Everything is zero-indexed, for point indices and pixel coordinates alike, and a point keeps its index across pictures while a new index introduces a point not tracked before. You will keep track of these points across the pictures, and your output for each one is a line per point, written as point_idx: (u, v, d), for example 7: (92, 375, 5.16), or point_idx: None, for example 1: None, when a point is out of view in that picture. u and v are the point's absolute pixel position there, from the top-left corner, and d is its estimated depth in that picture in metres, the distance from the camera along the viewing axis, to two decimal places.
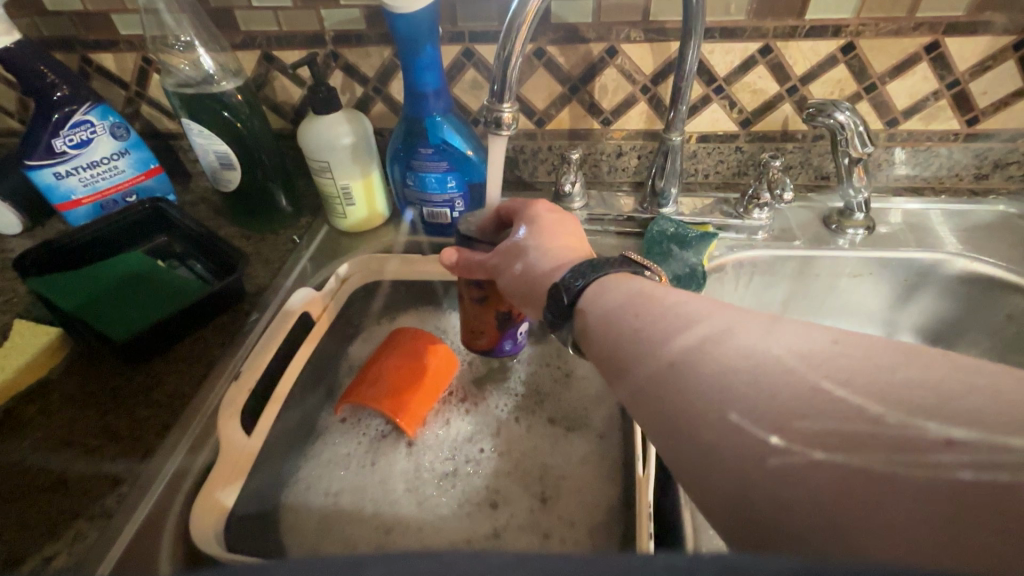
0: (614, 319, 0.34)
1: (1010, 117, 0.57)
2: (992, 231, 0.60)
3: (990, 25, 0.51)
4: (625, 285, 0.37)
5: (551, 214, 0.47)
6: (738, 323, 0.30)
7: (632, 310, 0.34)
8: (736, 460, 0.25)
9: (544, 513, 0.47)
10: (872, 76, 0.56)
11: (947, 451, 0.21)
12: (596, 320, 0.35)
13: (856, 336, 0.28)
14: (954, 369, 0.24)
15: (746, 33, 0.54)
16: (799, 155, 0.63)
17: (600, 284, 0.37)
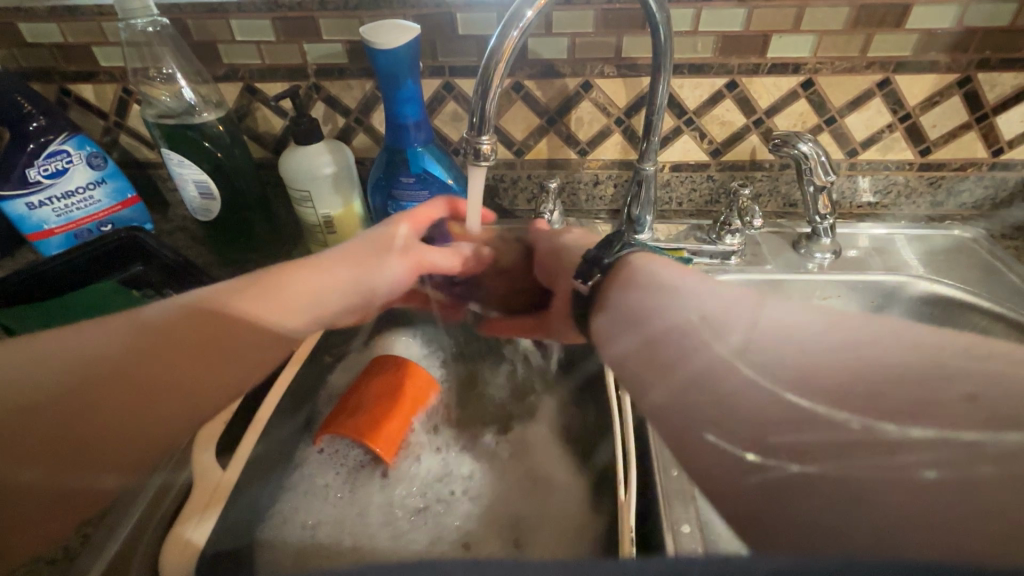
0: (627, 300, 0.37)
1: (959, 148, 0.61)
2: (948, 255, 0.63)
3: (935, 64, 0.55)
4: (643, 267, 0.38)
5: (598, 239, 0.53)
6: (742, 310, 0.33)
7: (646, 290, 0.36)
8: (721, 477, 0.27)
9: (529, 543, 0.46)
10: (831, 109, 0.59)
11: (911, 450, 0.24)
12: (612, 301, 0.38)
13: (836, 325, 0.30)
14: (909, 365, 0.26)
15: (713, 70, 0.57)
16: (767, 184, 0.65)
17: (614, 270, 0.39)
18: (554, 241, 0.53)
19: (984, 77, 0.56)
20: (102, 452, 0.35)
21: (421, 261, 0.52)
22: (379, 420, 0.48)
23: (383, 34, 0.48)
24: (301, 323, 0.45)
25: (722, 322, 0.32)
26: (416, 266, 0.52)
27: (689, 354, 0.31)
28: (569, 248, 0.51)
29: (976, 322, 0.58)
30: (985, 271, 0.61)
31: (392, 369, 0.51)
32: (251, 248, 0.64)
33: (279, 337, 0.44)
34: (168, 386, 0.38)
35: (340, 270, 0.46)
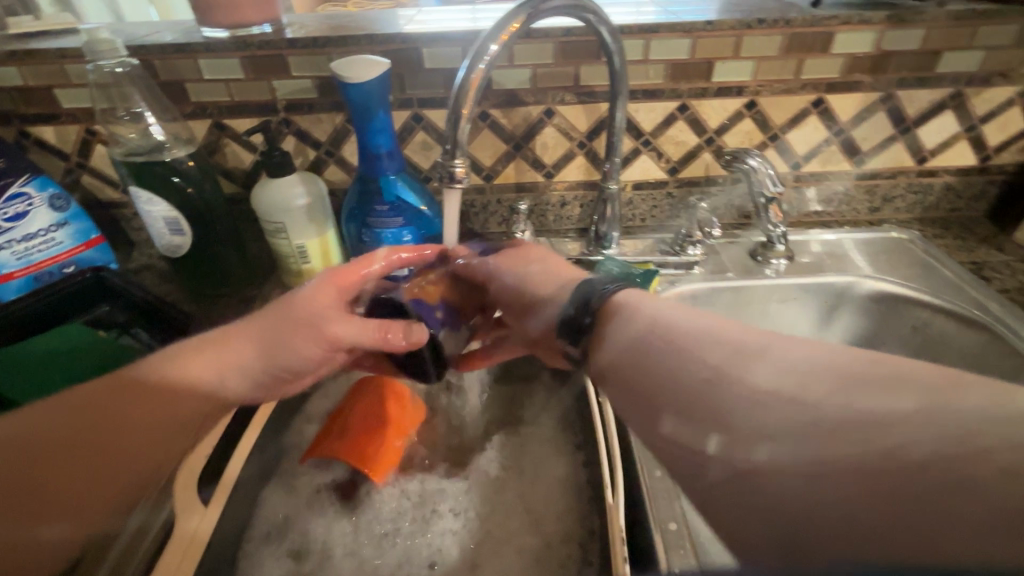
0: (631, 338, 0.38)
1: (889, 158, 0.67)
2: (890, 255, 0.68)
3: (860, 84, 0.61)
4: (644, 308, 0.39)
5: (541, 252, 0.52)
6: (745, 346, 0.33)
7: (649, 330, 0.37)
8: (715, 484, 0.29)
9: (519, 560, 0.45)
10: (773, 127, 0.64)
11: (900, 438, 0.24)
12: (616, 333, 0.39)
13: (841, 362, 0.30)
14: (897, 392, 0.27)
15: (665, 94, 0.61)
16: (722, 198, 0.70)
17: (620, 314, 0.40)
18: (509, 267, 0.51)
19: (903, 95, 0.62)
20: (82, 501, 0.36)
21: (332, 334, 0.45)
22: (364, 444, 0.48)
23: (354, 70, 0.50)
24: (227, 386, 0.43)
25: (709, 344, 0.34)
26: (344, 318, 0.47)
27: (699, 386, 0.32)
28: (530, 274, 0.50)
29: (916, 314, 0.62)
30: (923, 267, 0.66)
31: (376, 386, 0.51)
32: (223, 283, 0.64)
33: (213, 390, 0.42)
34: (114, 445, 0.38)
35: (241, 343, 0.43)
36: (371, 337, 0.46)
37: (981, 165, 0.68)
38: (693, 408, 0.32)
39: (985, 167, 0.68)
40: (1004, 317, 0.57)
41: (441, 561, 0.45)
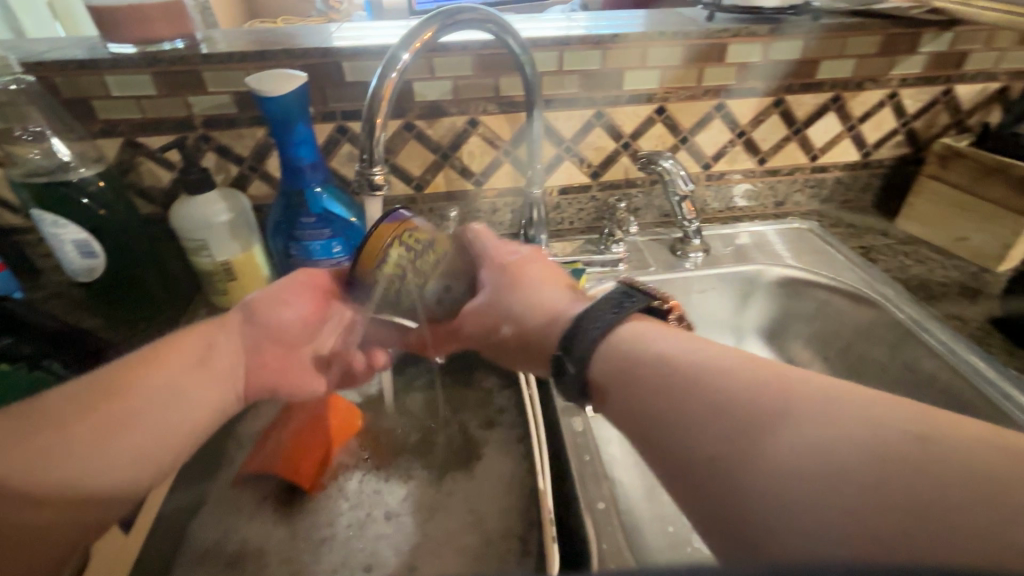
0: (632, 397, 0.34)
1: (785, 156, 0.74)
2: (794, 243, 0.75)
3: (754, 90, 0.67)
4: (635, 351, 0.36)
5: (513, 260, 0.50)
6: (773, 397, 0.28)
7: (643, 383, 0.33)
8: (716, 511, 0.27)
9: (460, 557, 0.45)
10: (682, 131, 0.69)
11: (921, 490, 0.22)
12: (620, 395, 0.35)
13: (890, 440, 0.24)
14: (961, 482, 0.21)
15: (581, 102, 0.65)
16: (642, 199, 0.74)
17: (614, 356, 0.36)
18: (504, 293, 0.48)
19: (792, 99, 0.69)
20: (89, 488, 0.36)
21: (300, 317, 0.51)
22: (294, 456, 0.48)
23: (270, 83, 0.50)
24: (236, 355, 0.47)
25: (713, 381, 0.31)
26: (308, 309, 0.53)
27: (711, 458, 0.28)
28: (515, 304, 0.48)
29: (818, 297, 0.68)
30: (822, 253, 0.73)
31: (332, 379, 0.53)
32: (142, 307, 0.61)
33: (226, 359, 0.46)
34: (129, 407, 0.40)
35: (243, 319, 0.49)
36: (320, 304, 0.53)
37: (864, 160, 0.76)
38: (694, 480, 0.28)
39: (868, 162, 0.76)
40: (889, 293, 0.64)
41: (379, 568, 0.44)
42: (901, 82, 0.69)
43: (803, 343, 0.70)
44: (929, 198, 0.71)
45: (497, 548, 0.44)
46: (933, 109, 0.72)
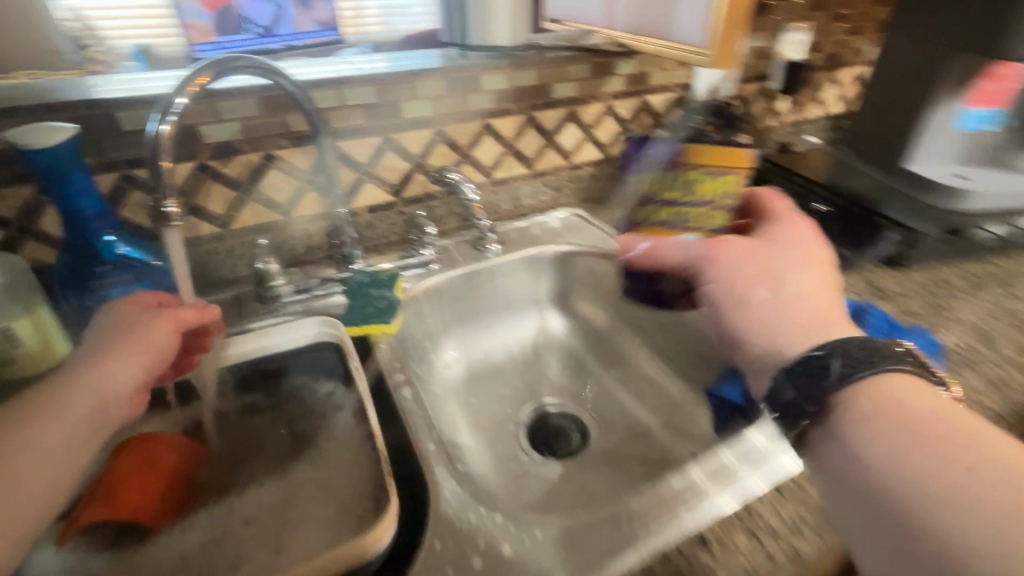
0: (883, 436, 0.37)
1: (547, 160, 0.93)
2: (570, 229, 0.92)
3: (509, 111, 0.84)
4: (890, 415, 0.38)
5: (792, 267, 0.49)
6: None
7: (910, 430, 0.37)
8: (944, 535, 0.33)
9: (324, 530, 0.47)
10: (462, 148, 0.83)
11: None
12: (831, 448, 0.40)
13: None
14: None
15: (368, 132, 0.75)
16: (443, 208, 0.86)
17: (867, 396, 0.39)
18: (732, 275, 0.51)
19: (539, 115, 0.87)
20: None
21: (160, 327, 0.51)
22: (129, 498, 0.46)
23: (33, 136, 0.50)
24: (124, 393, 0.46)
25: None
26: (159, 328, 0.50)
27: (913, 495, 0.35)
28: (782, 291, 0.48)
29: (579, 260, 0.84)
30: (582, 228, 0.91)
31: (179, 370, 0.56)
32: None
33: (111, 400, 0.45)
34: (11, 477, 0.38)
35: (122, 359, 0.47)
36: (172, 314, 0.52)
37: (605, 157, 0.98)
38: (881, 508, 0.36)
39: (608, 158, 0.99)
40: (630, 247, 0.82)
41: (243, 563, 0.45)
42: (612, 97, 0.92)
43: (583, 296, 0.85)
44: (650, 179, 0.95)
45: (354, 508, 0.48)
46: (639, 114, 0.97)
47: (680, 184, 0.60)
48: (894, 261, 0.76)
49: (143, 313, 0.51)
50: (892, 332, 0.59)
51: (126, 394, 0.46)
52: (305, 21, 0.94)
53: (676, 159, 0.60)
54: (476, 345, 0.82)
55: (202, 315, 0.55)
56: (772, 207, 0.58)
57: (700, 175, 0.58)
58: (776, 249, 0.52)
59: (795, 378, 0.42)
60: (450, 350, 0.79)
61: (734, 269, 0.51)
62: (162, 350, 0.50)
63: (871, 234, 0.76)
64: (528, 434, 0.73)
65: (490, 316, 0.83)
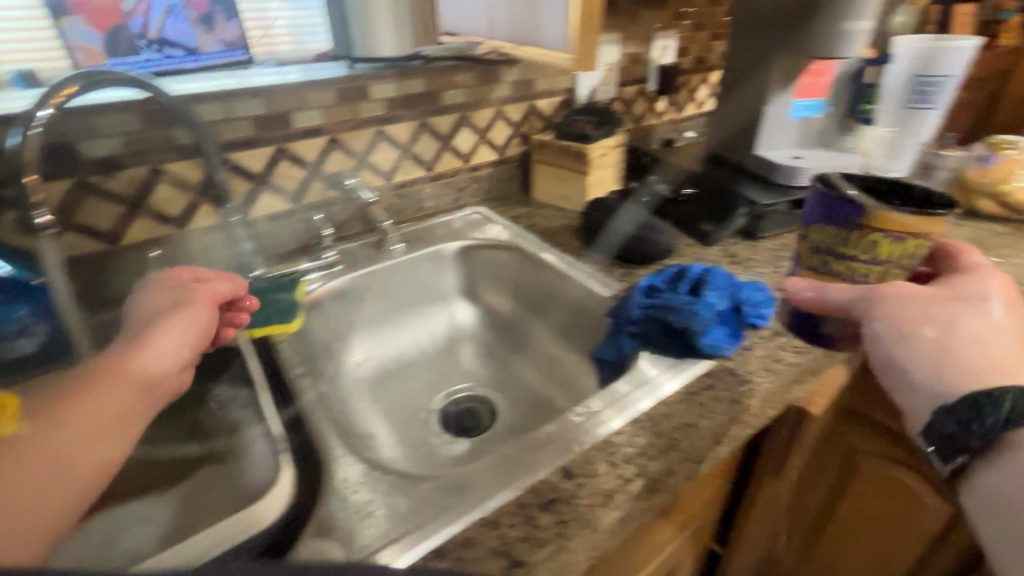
0: None
1: (445, 163, 0.98)
2: (472, 223, 0.97)
3: (402, 118, 0.89)
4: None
5: (974, 333, 0.49)
6: None
7: None
8: None
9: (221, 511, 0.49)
10: (358, 154, 0.87)
11: None
12: (988, 479, 0.48)
13: None
14: None
15: (260, 142, 0.77)
16: (344, 213, 0.89)
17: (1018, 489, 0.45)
18: (922, 317, 0.50)
19: (433, 121, 0.93)
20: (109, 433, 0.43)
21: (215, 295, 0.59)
22: None
23: None
24: (171, 362, 0.51)
25: None
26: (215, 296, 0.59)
27: None
28: (960, 351, 0.49)
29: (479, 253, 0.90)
30: (483, 222, 0.97)
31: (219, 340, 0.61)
32: None
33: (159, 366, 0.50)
34: (123, 399, 0.45)
35: (168, 330, 0.52)
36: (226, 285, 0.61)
37: (501, 158, 1.05)
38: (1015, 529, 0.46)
39: (504, 159, 1.06)
40: (526, 236, 0.89)
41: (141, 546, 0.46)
42: (501, 102, 1.00)
43: (486, 286, 0.90)
44: (543, 175, 1.02)
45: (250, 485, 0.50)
46: (528, 117, 1.05)
47: (854, 237, 0.48)
48: (747, 233, 0.87)
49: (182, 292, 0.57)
50: (730, 288, 0.65)
51: (186, 362, 0.54)
52: (208, 39, 0.80)
53: (823, 199, 0.48)
54: (387, 342, 0.85)
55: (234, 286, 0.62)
56: (963, 260, 0.55)
57: (903, 237, 0.46)
58: (973, 304, 0.51)
59: (960, 410, 0.47)
60: (360, 348, 0.82)
61: (903, 323, 0.50)
62: (211, 321, 0.57)
63: (727, 211, 0.86)
64: (438, 420, 0.77)
65: (400, 313, 0.86)
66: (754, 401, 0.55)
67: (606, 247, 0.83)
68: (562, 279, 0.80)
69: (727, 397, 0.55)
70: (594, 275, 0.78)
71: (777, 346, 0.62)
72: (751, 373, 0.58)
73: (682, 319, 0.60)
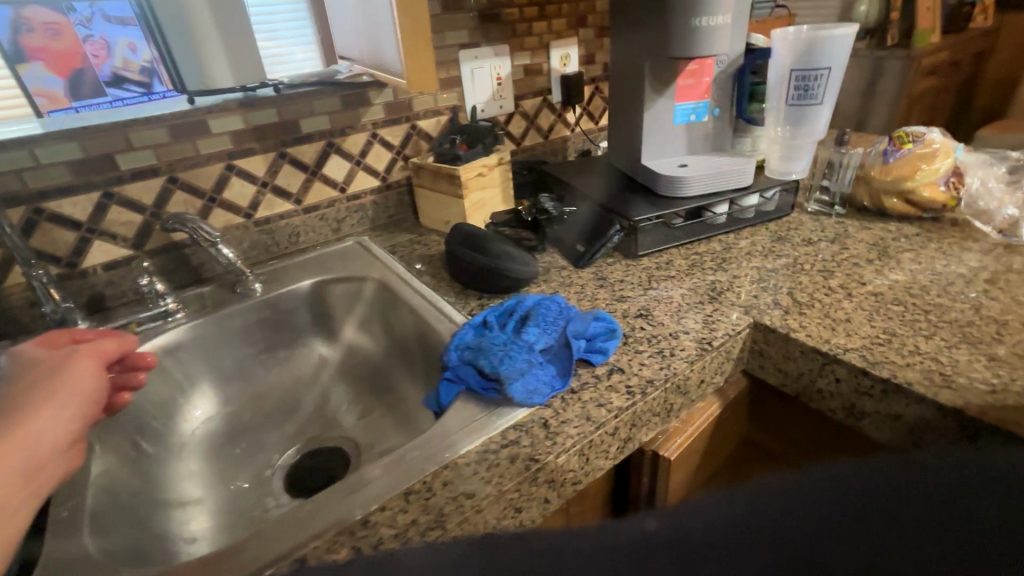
0: None
1: (317, 194, 0.93)
2: (346, 253, 0.92)
3: (255, 151, 0.84)
4: None
5: None
6: None
7: None
8: None
9: None
10: (206, 192, 0.82)
11: None
12: None
13: None
14: None
15: (81, 188, 0.72)
16: (199, 256, 0.84)
17: None
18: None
19: (293, 151, 0.87)
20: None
21: (94, 355, 0.49)
22: None
23: None
24: (65, 436, 0.42)
25: None
26: (95, 357, 0.49)
27: None
28: None
29: (343, 289, 0.85)
30: (355, 251, 0.92)
31: (113, 408, 0.57)
32: None
33: (55, 447, 0.41)
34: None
35: (53, 402, 0.43)
36: (111, 344, 0.52)
37: (385, 184, 1.00)
38: None
39: (389, 185, 1.00)
40: (389, 267, 0.84)
41: None
42: (375, 126, 0.94)
43: (350, 323, 0.85)
44: (426, 200, 0.96)
45: None
46: (411, 140, 0.99)
47: None
48: (625, 251, 0.81)
49: (58, 356, 0.47)
50: (559, 322, 0.59)
51: (66, 441, 0.42)
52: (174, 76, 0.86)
53: None
54: (241, 394, 0.79)
55: (125, 344, 0.54)
56: None
57: None
58: None
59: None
60: (207, 403, 0.77)
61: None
62: (95, 386, 0.47)
63: (602, 229, 0.80)
64: (282, 478, 0.70)
65: (254, 360, 0.81)
66: (559, 458, 0.48)
67: (467, 277, 0.75)
68: (412, 315, 0.74)
69: (525, 455, 0.47)
70: (444, 309, 0.72)
71: (606, 387, 0.54)
72: (564, 422, 0.50)
73: (492, 364, 0.54)
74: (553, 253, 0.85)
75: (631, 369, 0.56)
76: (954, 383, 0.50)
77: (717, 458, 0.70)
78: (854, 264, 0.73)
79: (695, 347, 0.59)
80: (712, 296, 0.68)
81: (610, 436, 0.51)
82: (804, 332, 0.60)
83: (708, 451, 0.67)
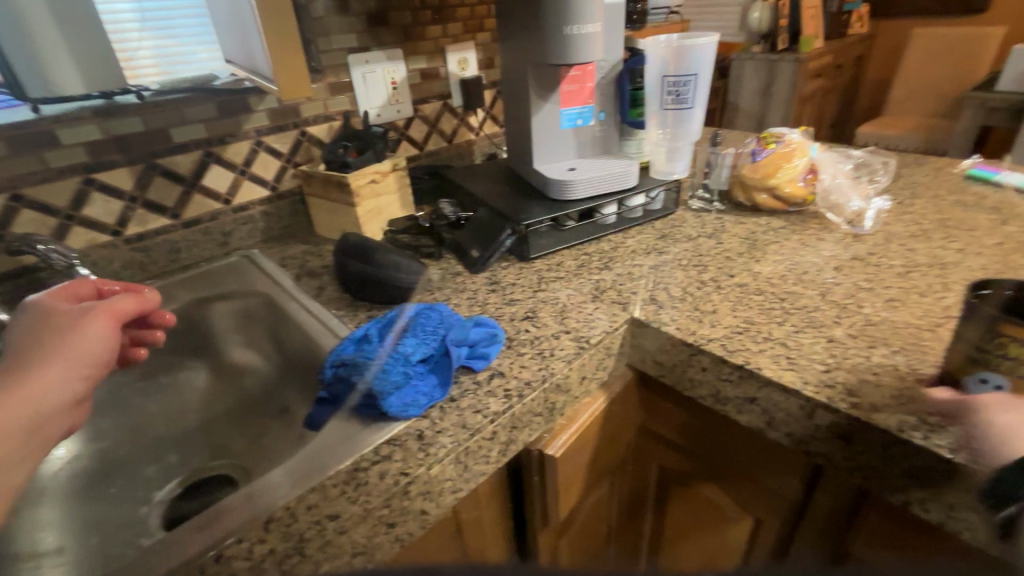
0: None
1: (198, 207, 0.87)
2: (233, 267, 0.87)
3: (119, 163, 0.78)
4: None
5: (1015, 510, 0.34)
6: None
7: None
8: None
9: None
10: (61, 210, 0.75)
11: None
12: None
13: None
14: None
15: None
16: (57, 279, 0.76)
17: None
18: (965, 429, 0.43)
19: (165, 161, 0.82)
20: None
21: (109, 312, 0.46)
22: None
23: None
24: (74, 394, 0.41)
25: None
26: (109, 314, 0.46)
27: None
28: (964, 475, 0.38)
29: (228, 307, 0.81)
30: (243, 265, 0.87)
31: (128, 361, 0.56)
32: None
33: (63, 405, 0.40)
34: None
35: (60, 362, 0.40)
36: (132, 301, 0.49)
37: (275, 193, 0.95)
38: None
39: (279, 195, 0.96)
40: (276, 281, 0.81)
41: None
42: (259, 134, 0.90)
43: (238, 341, 0.81)
44: (320, 210, 0.93)
45: None
46: (301, 146, 0.95)
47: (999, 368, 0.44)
48: (518, 254, 0.82)
49: (76, 311, 0.44)
50: (439, 330, 0.59)
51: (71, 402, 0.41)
52: None
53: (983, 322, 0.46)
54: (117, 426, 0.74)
55: (146, 304, 0.50)
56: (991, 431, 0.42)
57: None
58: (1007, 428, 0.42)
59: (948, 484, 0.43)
60: None
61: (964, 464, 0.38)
62: (108, 347, 0.44)
63: (494, 234, 0.80)
64: (161, 514, 0.65)
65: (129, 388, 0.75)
66: (430, 469, 0.48)
67: (354, 289, 0.73)
68: (299, 331, 0.72)
69: (395, 470, 0.47)
70: (332, 323, 0.70)
71: (484, 392, 0.55)
72: (439, 432, 0.50)
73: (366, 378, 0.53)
74: (450, 259, 0.85)
75: (511, 372, 0.57)
76: (796, 364, 0.55)
77: (611, 453, 0.74)
78: (725, 257, 0.79)
79: (574, 345, 0.61)
80: (595, 295, 0.70)
81: (487, 442, 0.52)
82: (674, 325, 0.63)
83: (601, 443, 0.70)
